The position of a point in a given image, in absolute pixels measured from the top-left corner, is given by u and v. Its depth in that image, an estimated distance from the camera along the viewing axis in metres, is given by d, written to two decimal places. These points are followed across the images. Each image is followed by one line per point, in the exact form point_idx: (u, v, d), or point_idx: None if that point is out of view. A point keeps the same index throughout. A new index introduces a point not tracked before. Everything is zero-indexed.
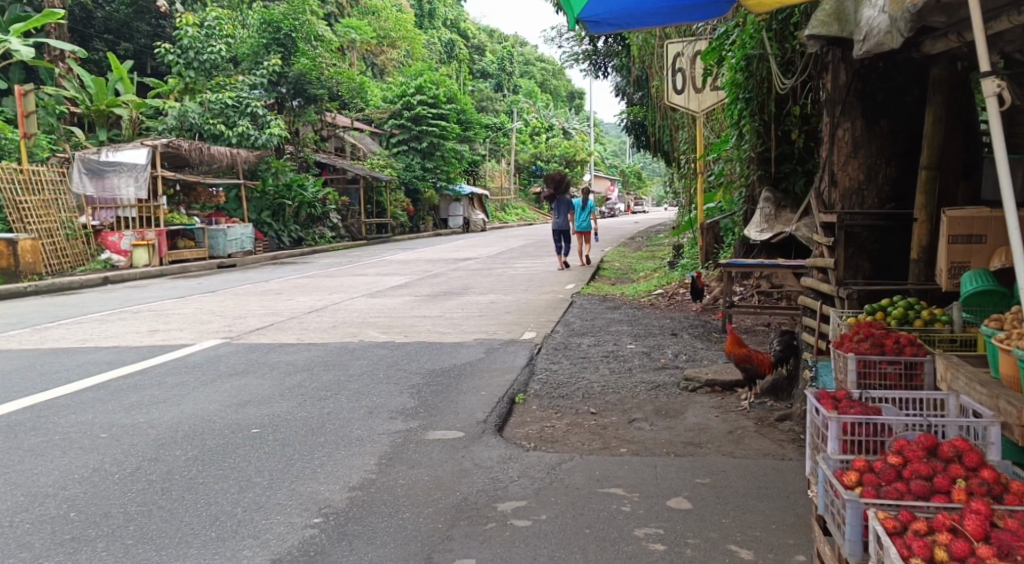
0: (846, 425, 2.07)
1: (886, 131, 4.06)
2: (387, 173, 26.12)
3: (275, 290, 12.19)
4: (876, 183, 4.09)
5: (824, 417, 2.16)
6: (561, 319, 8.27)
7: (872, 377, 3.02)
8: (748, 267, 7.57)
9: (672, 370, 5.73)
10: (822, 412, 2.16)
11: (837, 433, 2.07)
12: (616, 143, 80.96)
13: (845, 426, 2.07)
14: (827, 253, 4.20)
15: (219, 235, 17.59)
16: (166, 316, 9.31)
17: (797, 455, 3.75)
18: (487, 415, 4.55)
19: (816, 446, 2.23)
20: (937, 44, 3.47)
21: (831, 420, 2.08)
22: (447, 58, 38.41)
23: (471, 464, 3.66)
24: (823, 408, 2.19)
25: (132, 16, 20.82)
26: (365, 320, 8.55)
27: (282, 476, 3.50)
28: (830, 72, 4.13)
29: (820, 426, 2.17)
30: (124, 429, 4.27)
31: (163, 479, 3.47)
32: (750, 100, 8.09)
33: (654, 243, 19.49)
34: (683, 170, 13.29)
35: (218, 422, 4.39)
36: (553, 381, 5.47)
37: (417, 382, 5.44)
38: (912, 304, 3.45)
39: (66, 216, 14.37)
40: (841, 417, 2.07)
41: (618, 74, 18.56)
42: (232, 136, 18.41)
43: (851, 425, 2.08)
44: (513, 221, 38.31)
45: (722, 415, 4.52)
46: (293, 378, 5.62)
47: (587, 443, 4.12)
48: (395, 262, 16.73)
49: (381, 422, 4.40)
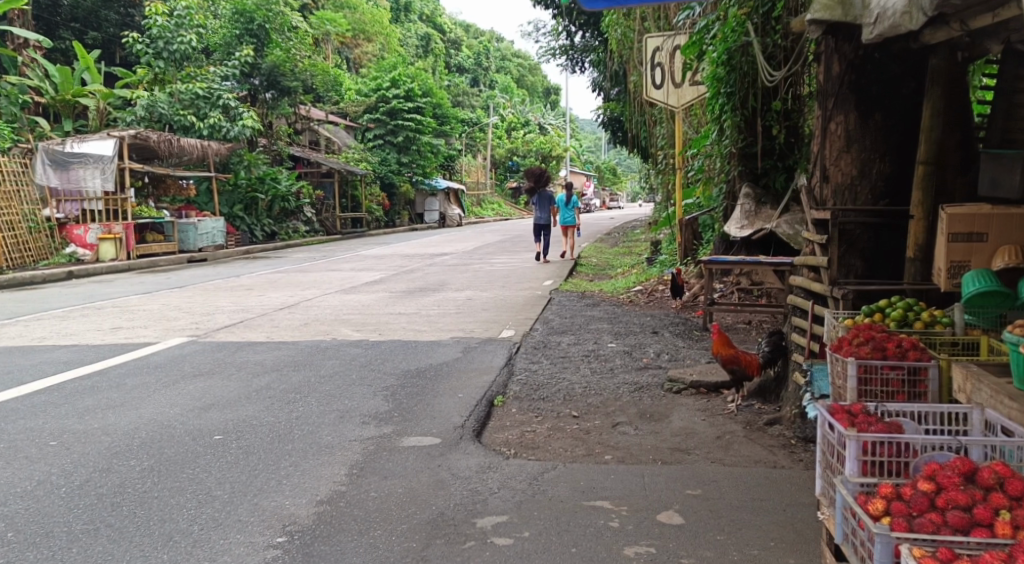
0: (865, 445, 1.95)
1: (881, 125, 3.91)
2: (363, 167, 25.77)
3: (246, 285, 11.89)
4: (869, 179, 3.94)
5: (841, 435, 2.04)
6: (539, 317, 8.10)
7: (874, 383, 2.88)
8: (731, 264, 7.44)
9: (655, 371, 5.56)
10: (839, 429, 2.04)
11: (856, 453, 1.95)
12: (592, 139, 81.02)
13: (865, 445, 1.95)
14: (819, 252, 4.05)
15: (190, 229, 17.19)
16: (131, 313, 8.99)
17: (790, 463, 3.59)
18: (464, 420, 4.35)
19: (832, 464, 2.11)
20: (937, 34, 3.29)
21: (849, 439, 1.96)
22: (423, 52, 38.08)
23: (448, 475, 3.44)
24: (840, 426, 2.07)
25: (99, 4, 20.29)
26: (338, 317, 8.30)
27: (244, 489, 3.27)
28: (824, 62, 3.96)
29: (837, 445, 2.05)
30: (75, 436, 4.01)
31: (113, 494, 3.24)
32: (731, 95, 7.86)
33: (631, 239, 19.40)
34: (661, 165, 13.17)
35: (178, 429, 4.15)
36: (533, 382, 5.28)
37: (391, 384, 5.22)
38: (912, 304, 3.30)
39: (29, 209, 13.92)
40: (861, 436, 1.95)
41: (595, 69, 18.41)
42: (203, 128, 18.01)
43: (870, 445, 1.96)
44: (489, 217, 38.13)
45: (708, 419, 4.35)
46: (260, 379, 5.36)
47: (569, 449, 3.93)
48: (369, 257, 16.45)
49: (353, 427, 4.18)
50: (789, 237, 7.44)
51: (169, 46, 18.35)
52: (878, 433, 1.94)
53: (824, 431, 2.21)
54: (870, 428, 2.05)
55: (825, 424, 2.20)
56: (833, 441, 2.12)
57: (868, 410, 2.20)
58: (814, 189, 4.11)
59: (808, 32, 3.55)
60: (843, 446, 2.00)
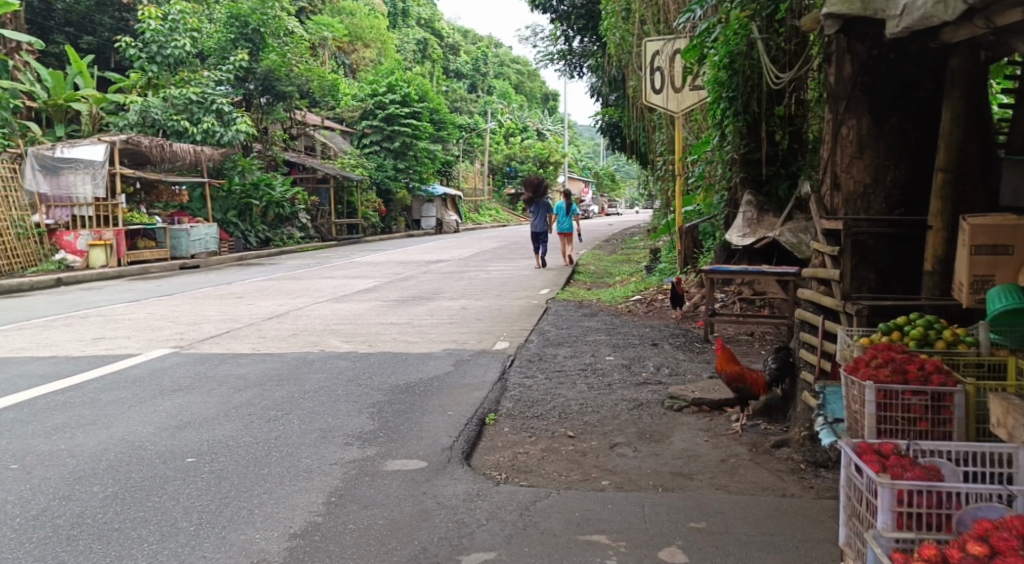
0: (900, 493, 1.91)
1: (896, 128, 3.70)
2: (359, 172, 25.53)
3: (236, 293, 11.64)
4: (883, 186, 3.73)
5: (873, 480, 1.99)
6: (535, 327, 7.86)
7: (893, 409, 2.66)
8: (733, 273, 7.21)
9: (654, 386, 5.32)
10: (871, 474, 1.99)
11: (890, 503, 1.91)
12: (590, 145, 80.94)
13: (900, 495, 1.91)
14: (829, 264, 3.81)
15: (182, 235, 16.94)
16: (116, 322, 8.74)
17: (800, 491, 3.36)
18: (454, 441, 4.10)
19: (860, 512, 2.07)
20: (960, 31, 3.09)
21: (883, 487, 1.92)
22: (421, 58, 37.90)
23: (434, 504, 3.20)
24: (871, 471, 2.03)
25: (94, 8, 20.04)
26: (328, 327, 8.06)
27: (212, 520, 3.03)
28: (835, 63, 3.78)
29: (867, 491, 2.01)
30: (38, 459, 3.76)
31: (70, 525, 2.99)
32: (733, 99, 7.68)
33: (629, 246, 19.18)
34: (660, 171, 12.95)
35: (148, 450, 3.89)
36: (527, 399, 5.05)
37: (378, 400, 4.97)
38: (931, 322, 3.05)
39: (17, 214, 13.64)
40: (896, 484, 1.91)
41: (593, 74, 18.20)
42: (196, 133, 17.78)
43: (906, 494, 1.91)
44: (486, 223, 37.89)
45: (712, 440, 4.11)
46: (241, 395, 5.12)
47: (564, 473, 3.70)
48: (364, 264, 16.20)
49: (334, 449, 3.93)
50: (792, 246, 7.20)
51: (163, 51, 18.11)
52: (914, 482, 1.89)
53: (850, 472, 2.17)
54: (905, 474, 2.00)
55: (850, 466, 2.16)
56: (861, 486, 2.07)
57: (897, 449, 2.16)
58: (824, 196, 3.93)
59: (825, 27, 3.35)
60: (876, 494, 1.96)
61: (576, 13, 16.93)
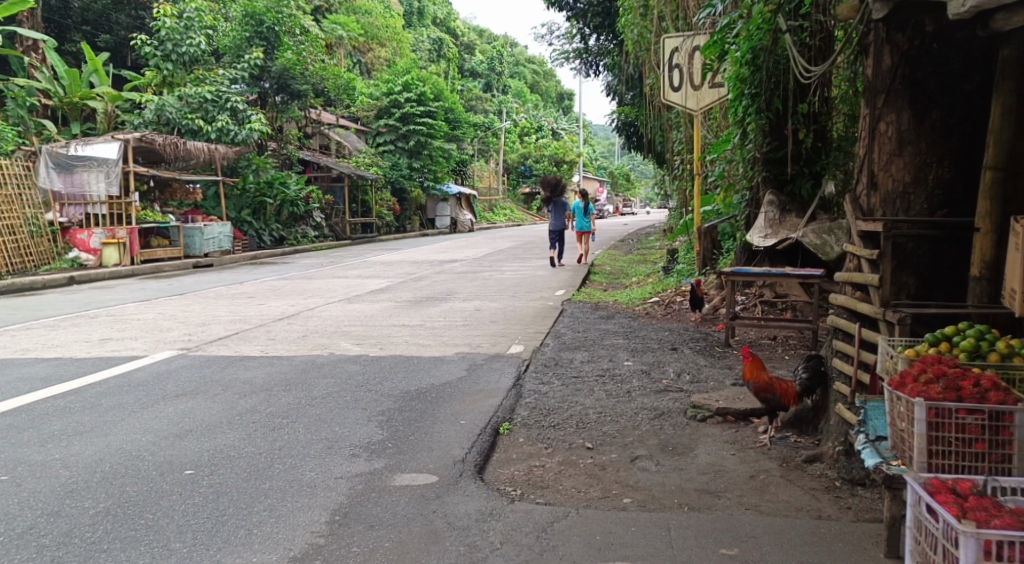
0: (987, 544, 1.92)
1: (939, 125, 3.46)
2: (373, 171, 25.38)
3: (248, 293, 11.48)
4: (925, 186, 3.49)
5: (954, 527, 2.01)
6: (550, 330, 7.65)
7: (946, 430, 2.45)
8: (754, 276, 6.96)
9: (676, 395, 5.09)
10: (954, 522, 2.00)
11: (975, 555, 1.92)
12: (605, 144, 80.58)
13: (986, 546, 1.92)
14: (866, 269, 3.57)
15: (196, 233, 16.84)
16: (125, 322, 8.61)
17: (837, 512, 3.15)
18: (466, 453, 3.91)
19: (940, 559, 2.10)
20: (1015, 17, 2.84)
21: (968, 537, 1.93)
22: (434, 57, 37.35)
23: (443, 524, 3.03)
24: (951, 517, 2.04)
25: (110, 6, 19.95)
26: (338, 329, 7.88)
27: (208, 541, 2.88)
28: (872, 54, 3.56)
29: (948, 538, 2.03)
30: (32, 470, 3.61)
31: (57, 546, 2.84)
32: (756, 96, 7.48)
33: (645, 246, 18.90)
34: (678, 170, 12.68)
35: (145, 461, 3.72)
36: (543, 407, 4.84)
37: (388, 408, 4.78)
38: (983, 332, 2.81)
39: (31, 212, 13.51)
40: (982, 535, 1.92)
41: (609, 73, 17.94)
42: (211, 131, 17.67)
43: (993, 545, 1.92)
44: (501, 222, 37.68)
45: (739, 454, 3.89)
46: (246, 401, 4.94)
47: (583, 490, 3.49)
48: (378, 263, 16.01)
49: (341, 461, 3.75)
50: (815, 247, 6.94)
51: (178, 49, 18.01)
52: (1002, 533, 1.91)
53: (926, 515, 2.19)
54: (989, 521, 2.01)
55: (927, 510, 2.18)
56: (940, 531, 2.10)
57: (972, 490, 2.19)
58: (860, 197, 3.70)
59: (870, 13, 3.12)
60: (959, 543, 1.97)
61: (593, 10, 16.65)
